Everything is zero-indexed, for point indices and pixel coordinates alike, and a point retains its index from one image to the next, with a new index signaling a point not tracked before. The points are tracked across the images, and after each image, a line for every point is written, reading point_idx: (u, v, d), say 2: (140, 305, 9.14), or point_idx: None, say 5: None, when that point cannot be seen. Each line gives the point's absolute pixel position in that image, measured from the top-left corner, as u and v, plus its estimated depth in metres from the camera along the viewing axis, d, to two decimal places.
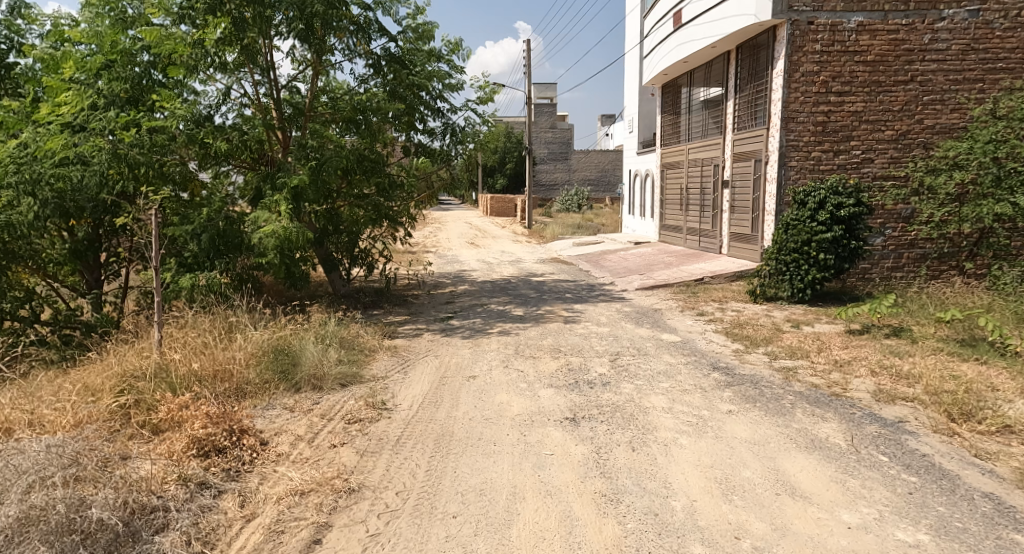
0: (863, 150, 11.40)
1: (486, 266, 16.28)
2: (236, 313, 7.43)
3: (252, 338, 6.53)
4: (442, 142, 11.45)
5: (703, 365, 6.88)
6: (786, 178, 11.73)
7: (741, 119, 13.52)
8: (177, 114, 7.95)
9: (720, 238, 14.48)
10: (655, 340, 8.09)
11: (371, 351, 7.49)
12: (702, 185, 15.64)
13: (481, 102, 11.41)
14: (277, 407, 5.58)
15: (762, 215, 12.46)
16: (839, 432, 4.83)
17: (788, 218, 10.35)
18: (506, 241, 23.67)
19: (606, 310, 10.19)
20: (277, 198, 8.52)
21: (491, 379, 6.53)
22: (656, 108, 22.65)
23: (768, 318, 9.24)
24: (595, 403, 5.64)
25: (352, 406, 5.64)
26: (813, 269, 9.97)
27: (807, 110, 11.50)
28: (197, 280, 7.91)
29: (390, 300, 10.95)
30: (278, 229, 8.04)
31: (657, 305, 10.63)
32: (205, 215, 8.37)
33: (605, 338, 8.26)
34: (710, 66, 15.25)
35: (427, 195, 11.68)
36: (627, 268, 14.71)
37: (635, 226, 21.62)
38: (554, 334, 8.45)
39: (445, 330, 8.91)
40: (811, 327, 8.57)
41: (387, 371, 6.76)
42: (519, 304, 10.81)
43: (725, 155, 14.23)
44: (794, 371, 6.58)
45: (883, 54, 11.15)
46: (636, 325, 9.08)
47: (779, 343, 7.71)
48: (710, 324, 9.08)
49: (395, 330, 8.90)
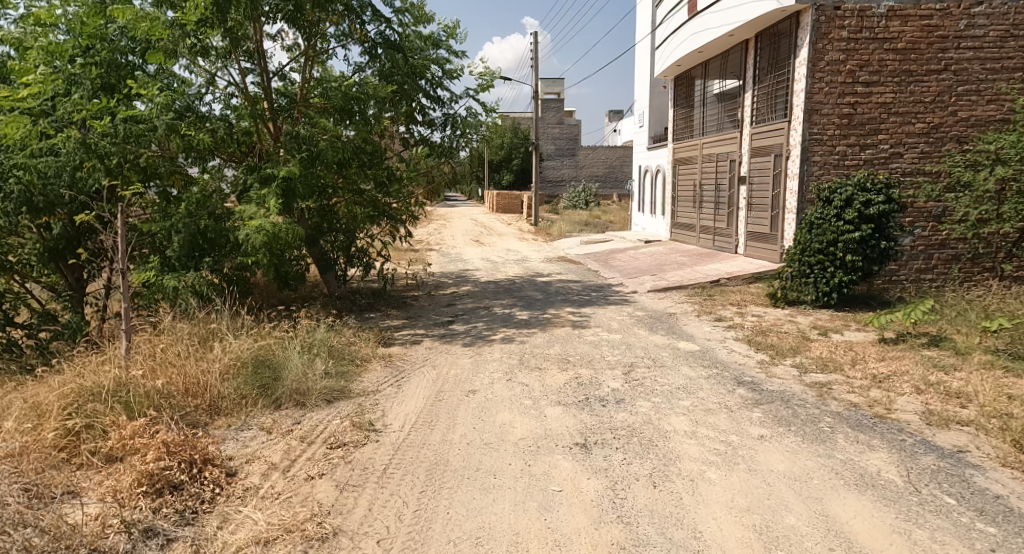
0: (892, 144, 10.74)
1: (491, 266, 15.66)
2: (218, 318, 6.85)
3: (232, 348, 5.96)
4: (443, 134, 10.84)
5: (727, 379, 6.25)
6: (809, 174, 11.09)
7: (760, 112, 12.84)
8: (156, 102, 7.50)
9: (736, 236, 13.83)
10: (672, 349, 7.46)
11: (364, 360, 6.90)
12: (716, 181, 14.99)
13: (483, 90, 10.81)
14: (253, 428, 4.99)
15: (782, 213, 11.80)
16: (891, 464, 4.19)
17: (812, 217, 9.69)
18: (511, 240, 22.96)
19: (617, 314, 9.57)
20: (265, 193, 7.90)
21: (493, 394, 5.93)
22: (667, 101, 21.97)
23: (793, 325, 8.60)
24: (608, 425, 5.03)
25: (337, 427, 5.04)
26: (839, 271, 9.25)
27: (831, 102, 10.86)
28: (180, 279, 7.37)
29: (388, 303, 10.35)
30: (266, 226, 7.44)
31: (671, 309, 9.99)
32: (187, 210, 7.82)
33: (617, 346, 7.64)
34: (726, 56, 14.58)
35: (427, 190, 11.06)
36: (638, 268, 14.05)
37: (645, 223, 20.95)
38: (563, 342, 7.83)
39: (446, 337, 8.31)
40: (841, 335, 7.94)
41: (379, 385, 6.16)
42: (525, 307, 10.20)
43: (742, 150, 13.55)
44: (828, 387, 5.94)
45: (914, 42, 10.50)
46: (650, 331, 8.46)
47: (808, 354, 7.08)
48: (730, 331, 8.44)
49: (392, 336, 8.31)
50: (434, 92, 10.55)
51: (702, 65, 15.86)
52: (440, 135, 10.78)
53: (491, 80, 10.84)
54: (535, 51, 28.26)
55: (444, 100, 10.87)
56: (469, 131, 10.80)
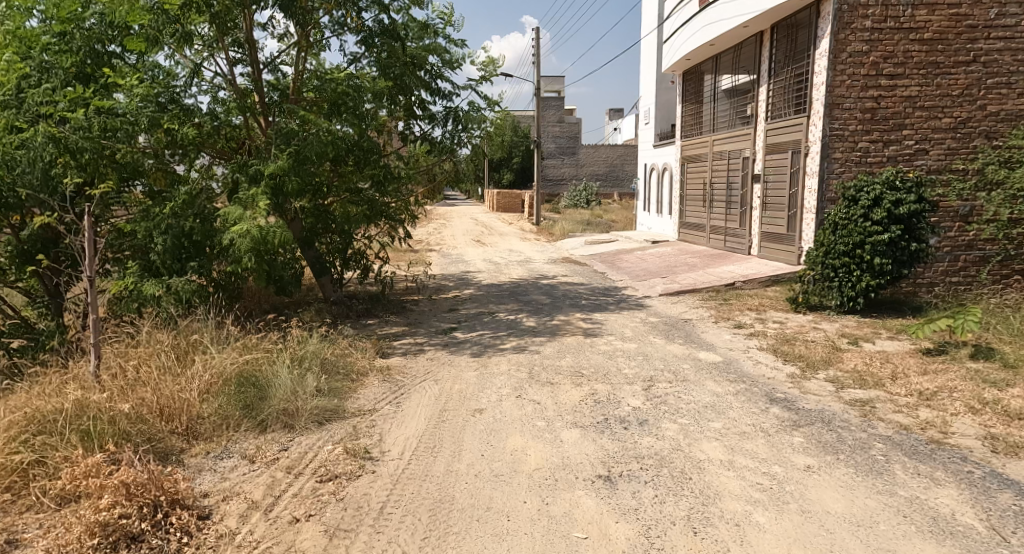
0: (917, 140, 10.19)
1: (494, 267, 15.09)
2: (202, 328, 6.30)
3: (216, 363, 5.40)
4: (444, 130, 10.30)
5: (758, 396, 5.70)
6: (829, 171, 10.57)
7: (775, 107, 12.29)
8: (135, 92, 6.91)
9: (749, 237, 13.29)
10: (693, 361, 6.90)
11: (360, 374, 6.35)
12: (728, 179, 14.44)
13: (484, 80, 10.26)
14: (234, 456, 4.43)
15: (800, 212, 11.28)
16: (964, 504, 3.64)
17: (836, 217, 9.13)
18: (514, 240, 22.38)
19: (630, 320, 9.02)
20: (253, 192, 7.34)
21: (502, 414, 5.38)
22: (674, 97, 21.42)
23: (819, 333, 8.06)
24: (633, 453, 4.48)
25: (328, 455, 4.48)
26: (866, 275, 8.70)
27: (854, 96, 10.31)
28: (162, 286, 6.81)
29: (386, 308, 9.79)
30: (253, 228, 6.84)
31: (686, 315, 9.44)
32: (171, 211, 7.21)
33: (633, 357, 7.09)
34: (738, 49, 14.04)
35: (427, 189, 10.50)
36: (647, 270, 13.49)
37: (651, 223, 20.41)
38: (575, 352, 7.28)
39: (448, 346, 7.76)
40: (873, 344, 7.39)
41: (376, 403, 5.61)
42: (532, 312, 9.64)
43: (757, 147, 13.01)
44: (871, 405, 5.38)
45: (942, 32, 9.94)
46: (667, 339, 7.91)
47: (841, 366, 6.52)
48: (752, 339, 7.89)
49: (391, 345, 7.75)
50: (433, 83, 9.99)
51: (713, 58, 15.30)
52: (441, 131, 10.24)
53: (494, 71, 10.29)
54: (536, 46, 27.65)
55: (443, 91, 10.31)
56: (471, 126, 10.23)
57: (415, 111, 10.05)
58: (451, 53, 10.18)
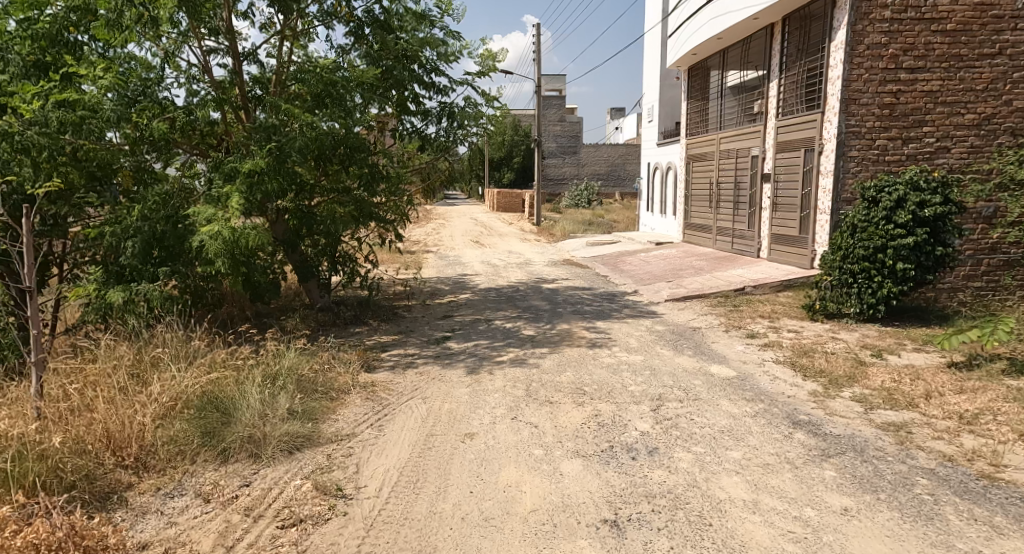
0: (938, 137, 9.63)
1: (492, 270, 14.54)
2: (168, 340, 5.74)
3: (178, 382, 4.85)
4: (438, 127, 9.76)
5: (780, 418, 5.15)
6: (845, 170, 10.01)
7: (787, 102, 11.73)
8: (99, 82, 6.31)
9: (758, 239, 12.72)
10: (705, 376, 6.35)
11: (341, 393, 5.80)
12: (735, 178, 13.88)
13: (483, 75, 9.71)
14: (186, 494, 3.87)
15: (813, 213, 10.71)
16: None
17: (854, 219, 8.57)
18: (514, 241, 21.80)
19: (635, 329, 8.48)
20: (227, 190, 6.74)
21: (496, 439, 4.84)
22: (679, 94, 20.82)
23: (838, 344, 7.52)
24: (643, 490, 3.92)
25: (296, 491, 3.93)
26: (888, 282, 8.15)
27: (871, 91, 9.75)
28: (129, 293, 6.29)
29: (376, 314, 9.25)
30: (224, 229, 6.28)
31: (695, 323, 8.90)
32: (140, 214, 6.67)
33: (640, 371, 6.54)
34: (747, 43, 13.48)
35: (421, 188, 10.01)
36: (651, 273, 12.94)
37: (654, 223, 19.85)
38: (576, 366, 6.73)
39: (440, 358, 7.20)
40: (899, 357, 6.84)
41: (355, 426, 5.06)
42: (530, 319, 9.08)
43: (766, 145, 12.44)
44: (907, 431, 4.81)
45: (966, 22, 9.39)
46: (675, 351, 7.36)
47: (868, 383, 5.96)
48: (767, 351, 7.34)
49: (378, 357, 7.20)
50: (428, 77, 9.42)
51: (720, 53, 14.75)
52: (436, 128, 9.69)
53: (493, 64, 9.73)
54: (537, 43, 27.05)
55: (438, 87, 9.76)
56: (467, 123, 9.66)
57: (408, 107, 9.49)
58: (446, 46, 9.62)
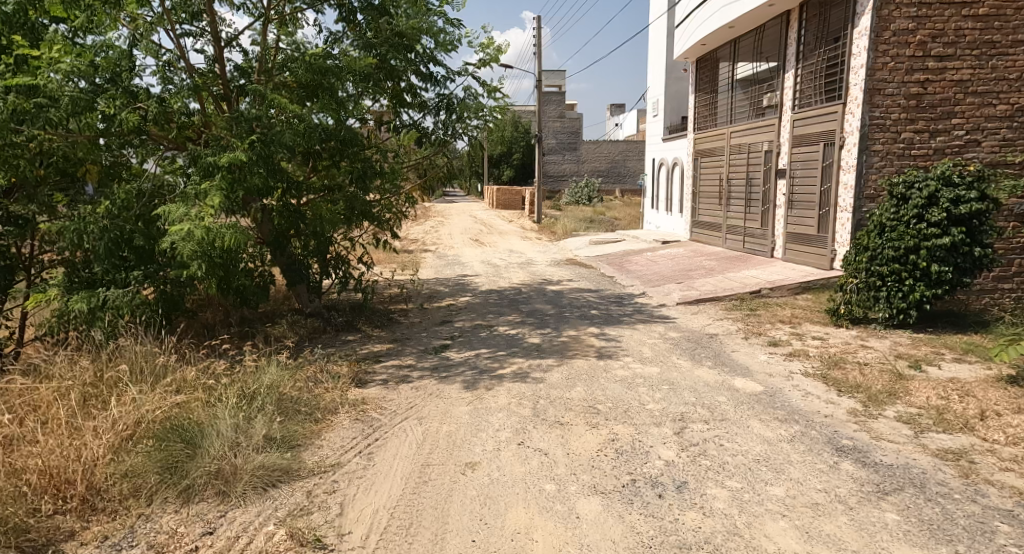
0: (968, 129, 9.04)
1: (493, 270, 13.95)
2: (135, 352, 5.13)
3: (137, 404, 4.26)
4: (436, 120, 9.15)
5: (820, 444, 4.57)
6: (868, 165, 9.41)
7: (804, 94, 11.14)
8: (58, 66, 5.67)
9: (772, 238, 12.13)
10: (730, 393, 5.76)
11: (328, 413, 5.21)
12: (747, 174, 13.27)
13: (484, 66, 9.09)
14: (137, 546, 3.29)
15: (833, 211, 10.11)
16: None
17: (882, 217, 8.04)
18: (514, 239, 21.21)
19: (648, 337, 7.90)
20: (203, 186, 6.01)
21: (502, 470, 4.26)
22: (685, 87, 20.16)
23: (870, 353, 6.94)
24: (675, 541, 3.35)
25: (267, 543, 3.34)
26: (920, 285, 7.58)
27: (897, 80, 9.16)
28: (93, 301, 5.73)
29: (370, 320, 8.65)
30: (196, 229, 5.62)
31: (711, 329, 8.33)
32: (105, 210, 6.08)
33: (657, 387, 5.94)
34: (760, 33, 12.87)
35: (417, 185, 9.43)
36: (660, 274, 12.35)
37: (660, 222, 19.28)
38: (586, 381, 6.13)
39: (438, 371, 6.61)
40: (940, 369, 6.25)
41: (341, 454, 4.46)
42: (535, 326, 8.48)
43: (782, 138, 11.84)
44: (968, 460, 4.22)
45: (999, 7, 8.82)
46: (693, 362, 6.77)
47: (912, 400, 5.35)
48: (793, 361, 6.77)
49: (370, 369, 6.60)
50: (425, 67, 8.80)
51: (731, 43, 14.15)
52: (433, 122, 9.09)
53: (495, 53, 9.11)
54: (537, 37, 26.40)
55: (436, 77, 9.14)
56: (466, 115, 9.02)
57: (403, 98, 8.87)
58: (445, 33, 8.99)
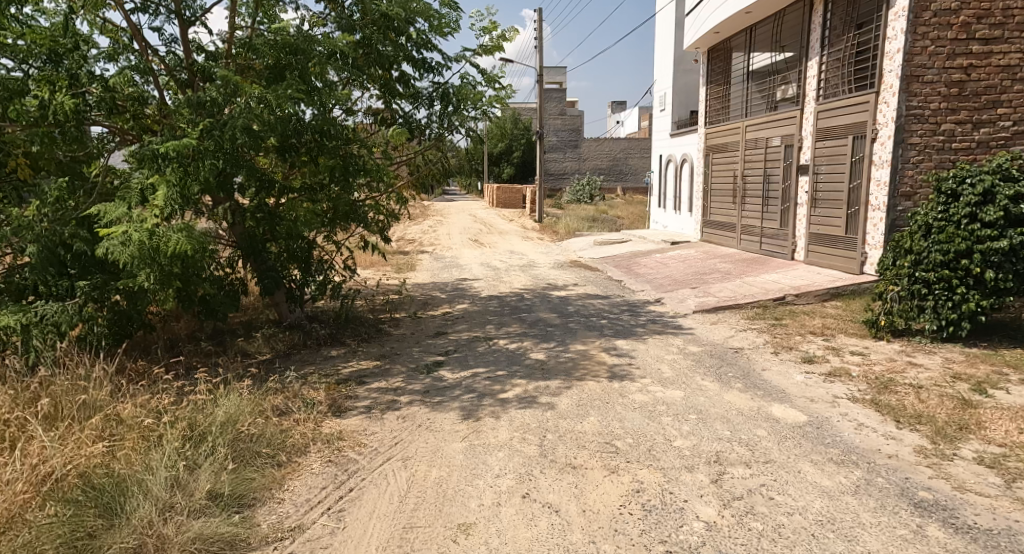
0: (1016, 120, 8.23)
1: (492, 273, 13.13)
2: (61, 381, 4.31)
3: (46, 457, 3.46)
4: (430, 112, 8.29)
5: (892, 496, 3.71)
6: (903, 159, 8.56)
7: (830, 84, 10.29)
8: None
9: (794, 239, 11.28)
10: (770, 425, 4.90)
11: (297, 453, 4.37)
12: (764, 171, 12.41)
13: (485, 52, 8.23)
14: None
15: (862, 210, 9.25)
16: None
17: (928, 217, 7.22)
18: (515, 239, 20.38)
19: (666, 352, 7.06)
20: (153, 183, 5.18)
21: (503, 535, 3.43)
22: (695, 80, 19.25)
23: (922, 372, 6.09)
24: None
25: None
26: (974, 294, 6.70)
27: (937, 66, 8.31)
28: (20, 317, 4.93)
29: (355, 332, 7.80)
30: (139, 233, 4.81)
31: (735, 342, 7.48)
32: (37, 212, 5.28)
33: (683, 417, 5.09)
34: (779, 18, 11.98)
35: (409, 183, 8.60)
36: (671, 278, 11.52)
37: (669, 221, 18.46)
38: (600, 409, 5.28)
39: (429, 395, 5.75)
40: (1009, 393, 5.39)
41: (304, 514, 3.62)
42: (539, 338, 7.63)
43: (804, 132, 10.98)
44: None
45: None
46: (721, 384, 5.93)
47: (990, 435, 4.49)
48: (834, 383, 5.93)
49: (352, 394, 5.75)
50: (417, 52, 7.93)
51: (746, 31, 13.31)
52: (427, 113, 8.23)
53: (495, 38, 8.24)
54: (539, 32, 25.59)
55: (430, 63, 8.28)
56: (463, 105, 8.17)
57: (393, 87, 8.00)
58: (440, 15, 8.11)
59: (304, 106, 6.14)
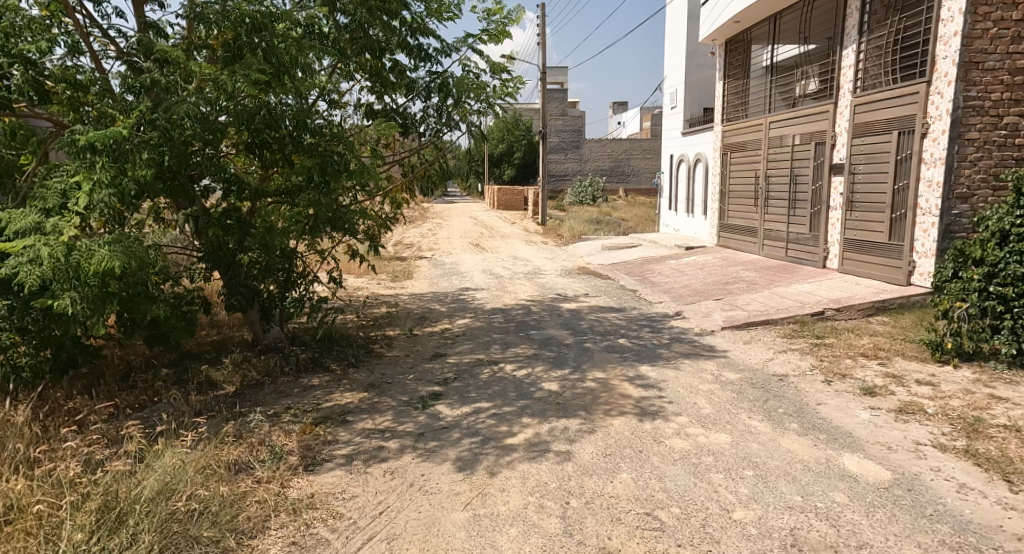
0: None
1: (495, 281, 12.13)
2: None
3: None
4: (426, 105, 7.29)
5: None
6: (959, 157, 7.59)
7: (869, 75, 9.32)
8: None
9: (826, 245, 10.31)
10: (849, 487, 3.91)
11: (250, 534, 3.38)
12: (790, 171, 11.42)
13: (489, 38, 7.26)
14: None
15: (910, 214, 8.26)
16: None
17: (1003, 223, 6.27)
18: (518, 244, 19.34)
19: (700, 380, 6.06)
20: (77, 185, 4.21)
21: None
22: (708, 77, 18.23)
23: (1011, 408, 5.10)
24: None
25: None
26: None
27: (999, 51, 7.37)
28: None
29: (340, 355, 6.81)
30: (53, 247, 3.83)
31: (777, 367, 6.48)
32: None
33: (738, 473, 4.11)
34: (807, 5, 10.99)
35: (402, 185, 7.60)
36: (691, 288, 10.52)
37: (681, 224, 17.45)
38: (633, 461, 4.31)
39: (423, 440, 4.76)
40: None
41: None
42: (552, 363, 6.64)
43: (839, 128, 9.99)
44: None
45: None
46: (772, 424, 4.95)
47: None
48: (910, 422, 4.94)
49: (331, 438, 4.77)
50: (413, 38, 6.97)
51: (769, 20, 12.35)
52: (422, 106, 7.23)
53: (501, 22, 7.26)
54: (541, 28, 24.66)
55: (427, 51, 7.29)
56: (465, 98, 7.18)
57: (385, 77, 7.04)
58: None
59: (275, 94, 5.19)
